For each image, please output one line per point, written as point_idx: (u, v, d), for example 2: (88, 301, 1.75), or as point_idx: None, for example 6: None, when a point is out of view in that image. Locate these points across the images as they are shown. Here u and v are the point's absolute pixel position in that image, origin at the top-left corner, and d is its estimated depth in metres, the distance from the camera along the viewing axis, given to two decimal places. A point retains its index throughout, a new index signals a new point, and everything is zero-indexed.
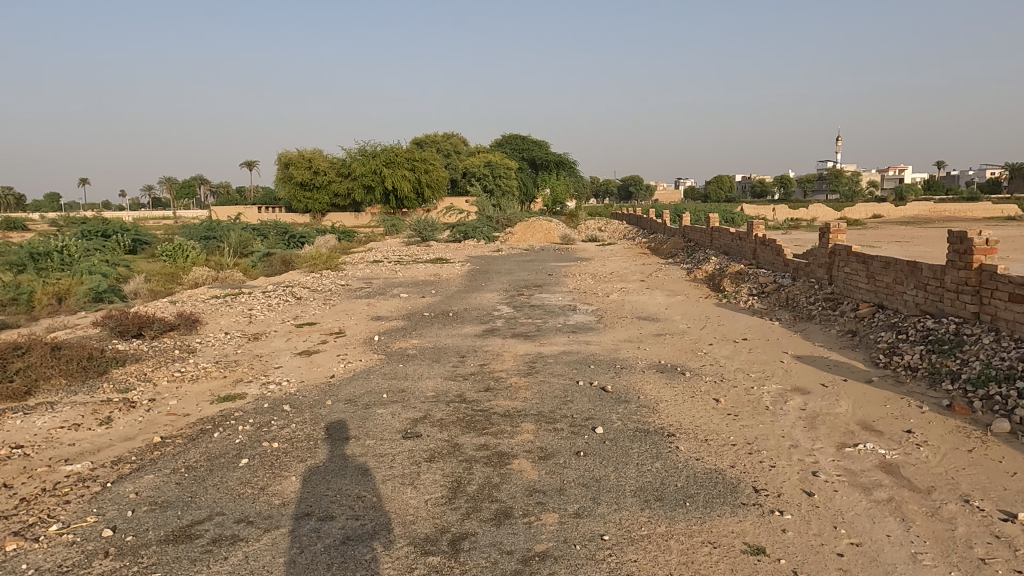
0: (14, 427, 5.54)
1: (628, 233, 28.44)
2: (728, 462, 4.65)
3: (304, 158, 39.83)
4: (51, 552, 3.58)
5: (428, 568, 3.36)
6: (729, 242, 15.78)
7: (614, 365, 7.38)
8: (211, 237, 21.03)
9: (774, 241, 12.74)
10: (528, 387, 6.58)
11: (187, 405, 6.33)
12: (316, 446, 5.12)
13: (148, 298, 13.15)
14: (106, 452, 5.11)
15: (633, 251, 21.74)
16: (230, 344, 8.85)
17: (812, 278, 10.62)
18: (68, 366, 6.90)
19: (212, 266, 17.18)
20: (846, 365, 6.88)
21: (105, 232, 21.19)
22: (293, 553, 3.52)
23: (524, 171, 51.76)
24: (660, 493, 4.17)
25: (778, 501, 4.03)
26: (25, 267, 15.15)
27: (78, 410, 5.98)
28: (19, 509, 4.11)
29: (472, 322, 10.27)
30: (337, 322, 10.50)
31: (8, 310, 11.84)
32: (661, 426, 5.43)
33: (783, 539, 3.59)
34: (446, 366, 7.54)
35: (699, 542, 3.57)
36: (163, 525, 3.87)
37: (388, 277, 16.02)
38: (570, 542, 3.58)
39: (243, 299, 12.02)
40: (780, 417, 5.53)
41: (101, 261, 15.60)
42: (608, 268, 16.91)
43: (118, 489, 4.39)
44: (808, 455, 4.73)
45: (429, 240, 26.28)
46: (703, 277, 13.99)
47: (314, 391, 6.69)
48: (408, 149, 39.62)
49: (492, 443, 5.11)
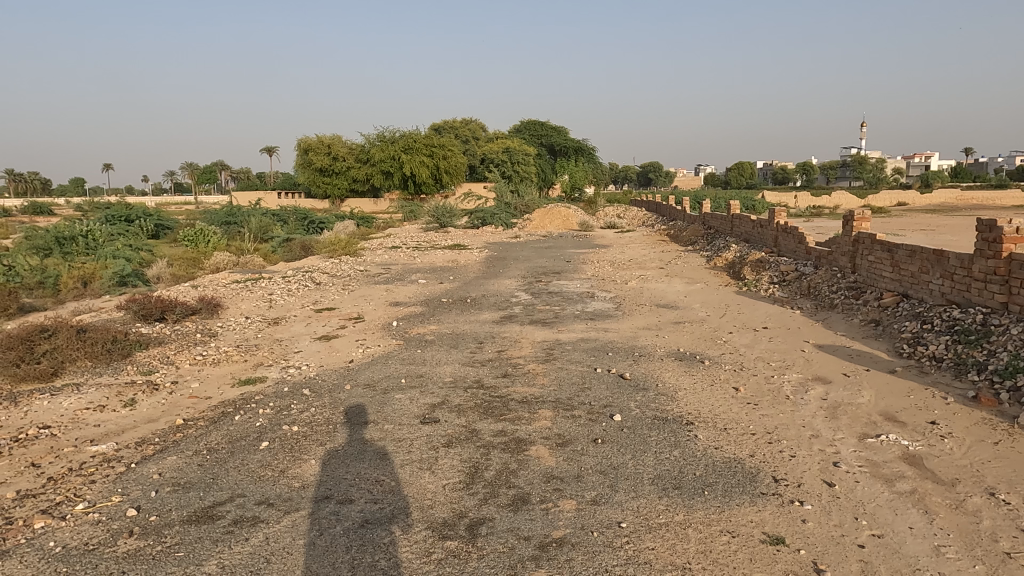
0: (42, 409, 5.67)
1: (648, 220, 28.30)
2: (748, 451, 4.61)
3: (323, 144, 39.86)
4: (77, 530, 3.66)
5: (445, 553, 3.37)
6: (750, 229, 15.60)
7: (633, 353, 7.34)
8: (232, 223, 21.21)
9: (796, 229, 12.58)
10: (546, 374, 6.60)
11: (209, 388, 6.42)
12: (336, 430, 5.17)
13: (171, 282, 13.30)
14: (131, 433, 5.20)
15: (652, 239, 21.52)
16: (251, 328, 8.96)
17: (834, 266, 10.46)
18: (93, 349, 7.00)
19: (233, 250, 17.37)
20: (868, 355, 6.78)
21: (129, 217, 21.47)
22: (312, 536, 3.56)
23: (543, 157, 51.62)
24: (678, 481, 4.15)
25: (797, 491, 3.99)
26: (51, 250, 15.44)
27: (103, 392, 6.10)
28: (47, 488, 4.20)
29: (490, 308, 10.30)
30: (356, 307, 10.58)
31: (35, 293, 12.09)
32: (679, 414, 5.40)
33: (803, 530, 3.56)
34: (463, 352, 7.55)
35: (718, 531, 3.55)
36: (186, 506, 3.93)
37: (405, 263, 16.03)
38: (588, 529, 3.58)
39: (264, 283, 12.12)
40: (800, 406, 5.48)
41: (125, 246, 15.82)
42: (626, 256, 16.83)
43: (142, 470, 4.46)
44: (828, 445, 4.68)
45: (447, 226, 26.38)
46: (723, 265, 13.85)
47: (333, 376, 6.74)
48: (427, 135, 39.50)
49: (509, 429, 5.12)
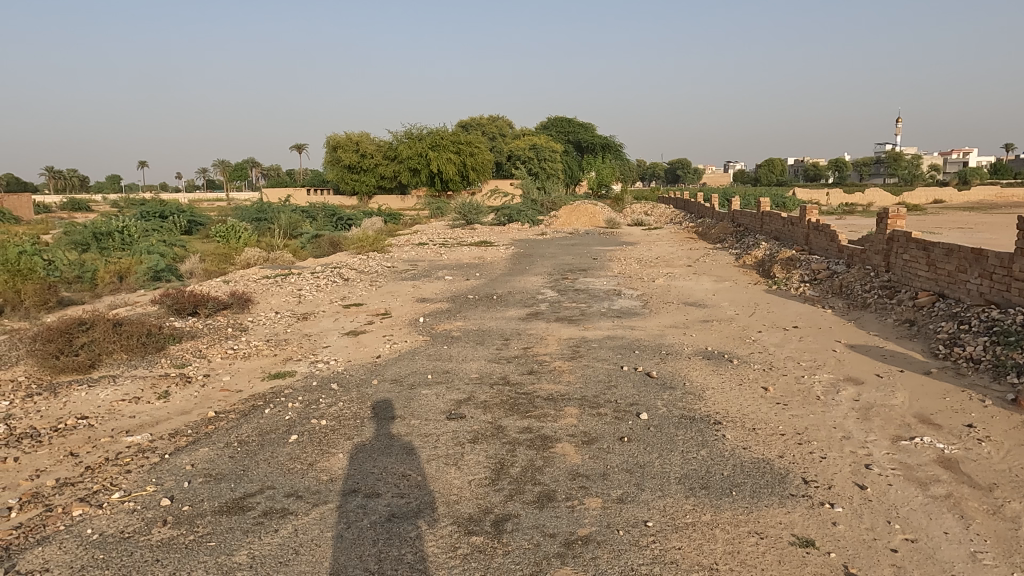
0: (80, 400, 5.83)
1: (675, 217, 28.04)
2: (777, 452, 4.55)
3: (351, 141, 40.27)
4: (114, 518, 3.75)
5: (471, 548, 3.39)
6: (780, 227, 15.34)
7: (660, 351, 7.28)
8: (262, 219, 21.54)
9: (828, 227, 12.34)
10: (572, 371, 6.59)
11: (240, 381, 6.54)
12: (363, 424, 5.23)
13: (203, 277, 13.55)
14: (165, 425, 5.32)
15: (680, 237, 21.30)
16: (281, 323, 9.10)
17: (867, 265, 10.24)
18: (129, 341, 7.16)
19: (264, 246, 17.65)
20: (902, 356, 6.64)
21: (163, 213, 21.91)
22: (340, 528, 3.60)
23: (570, 154, 51.43)
24: (706, 481, 4.11)
25: (828, 494, 3.92)
26: (89, 246, 15.87)
27: (139, 384, 6.25)
28: (85, 477, 4.32)
29: (516, 304, 10.31)
30: (384, 303, 10.67)
31: (74, 287, 12.41)
32: (707, 413, 5.35)
33: (833, 532, 3.50)
34: (489, 349, 7.58)
35: (745, 532, 3.51)
36: (218, 496, 4.01)
37: (432, 260, 16.10)
38: (614, 528, 3.56)
39: (294, 279, 12.29)
40: (832, 407, 5.38)
41: (159, 241, 16.19)
42: (653, 253, 16.70)
43: (176, 461, 4.56)
44: (860, 447, 4.59)
45: (473, 223, 26.48)
46: (752, 263, 13.66)
47: (360, 370, 6.82)
48: (454, 132, 39.65)
49: (535, 426, 5.12)
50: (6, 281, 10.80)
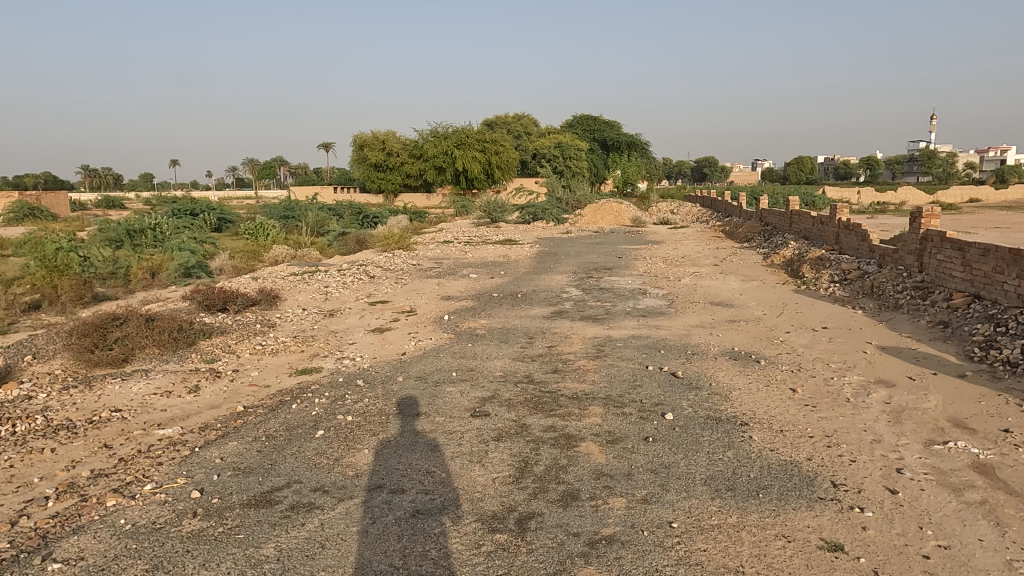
0: (114, 393, 5.97)
1: (702, 216, 27.75)
2: (805, 454, 4.48)
3: (378, 140, 40.57)
4: (146, 509, 3.83)
5: (495, 546, 3.39)
6: (810, 225, 15.10)
7: (686, 351, 7.21)
8: (290, 218, 21.82)
9: (859, 226, 12.10)
10: (597, 370, 6.56)
11: (268, 376, 6.64)
12: (388, 421, 5.27)
13: (232, 274, 13.77)
14: (195, 418, 5.42)
15: (707, 236, 21.05)
16: (308, 319, 9.21)
17: (900, 265, 10.03)
18: (160, 337, 7.31)
19: (291, 243, 17.88)
20: (936, 359, 6.48)
21: (194, 210, 22.28)
22: (365, 523, 3.64)
23: (595, 152, 51.18)
24: (732, 483, 4.07)
25: (858, 498, 3.85)
26: (122, 243, 16.23)
27: (170, 378, 6.38)
28: (118, 468, 4.42)
29: (540, 303, 10.29)
30: (409, 300, 10.74)
31: (108, 283, 12.69)
32: (734, 415, 5.29)
33: (863, 537, 3.44)
34: (514, 347, 7.58)
35: (772, 535, 3.46)
36: (246, 490, 4.07)
37: (457, 258, 16.14)
38: (638, 528, 3.55)
39: (321, 276, 12.43)
40: (862, 410, 5.28)
41: (190, 238, 16.48)
42: (679, 252, 16.55)
43: (206, 454, 4.64)
44: (891, 451, 4.50)
45: (498, 222, 26.50)
46: (780, 263, 13.45)
47: (386, 367, 6.86)
48: (479, 131, 39.71)
49: (559, 425, 5.11)
50: (43, 277, 11.19)
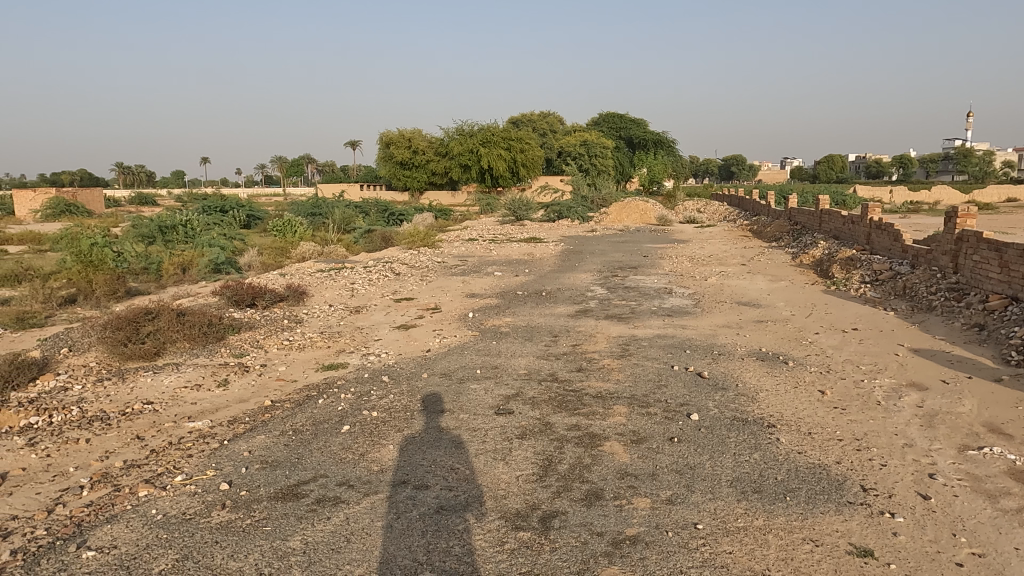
0: (146, 385, 6.10)
1: (729, 215, 27.45)
2: (834, 457, 4.41)
3: (404, 138, 40.83)
4: (176, 500, 3.91)
5: (518, 543, 3.40)
6: (840, 225, 14.83)
7: (712, 351, 7.13)
8: (317, 215, 22.09)
9: (891, 226, 11.85)
10: (621, 369, 6.52)
11: (295, 371, 6.72)
12: (412, 417, 5.30)
13: (260, 270, 13.97)
14: (224, 412, 5.52)
15: (734, 234, 20.81)
16: (334, 315, 9.31)
17: (933, 266, 9.81)
18: (191, 331, 7.44)
19: (319, 241, 18.09)
20: (970, 362, 6.33)
21: (224, 207, 22.63)
22: (390, 518, 3.67)
23: (621, 150, 50.91)
24: (758, 485, 4.02)
25: (888, 503, 3.78)
26: (155, 239, 16.55)
27: (200, 372, 6.50)
28: (150, 460, 4.52)
29: (565, 301, 10.27)
30: (434, 297, 10.79)
31: (140, 278, 12.95)
32: (760, 416, 5.22)
33: (893, 543, 3.37)
34: (538, 345, 7.59)
35: (800, 538, 3.41)
36: (274, 483, 4.13)
37: (481, 256, 16.17)
38: (662, 529, 3.52)
39: (347, 273, 12.55)
40: (893, 413, 5.18)
41: (219, 235, 16.75)
42: (705, 251, 16.38)
43: (234, 447, 4.72)
44: (923, 456, 4.40)
45: (523, 219, 26.50)
46: (810, 263, 13.24)
47: (410, 364, 6.91)
48: (504, 129, 39.76)
49: (583, 424, 5.09)
50: (79, 272, 11.46)
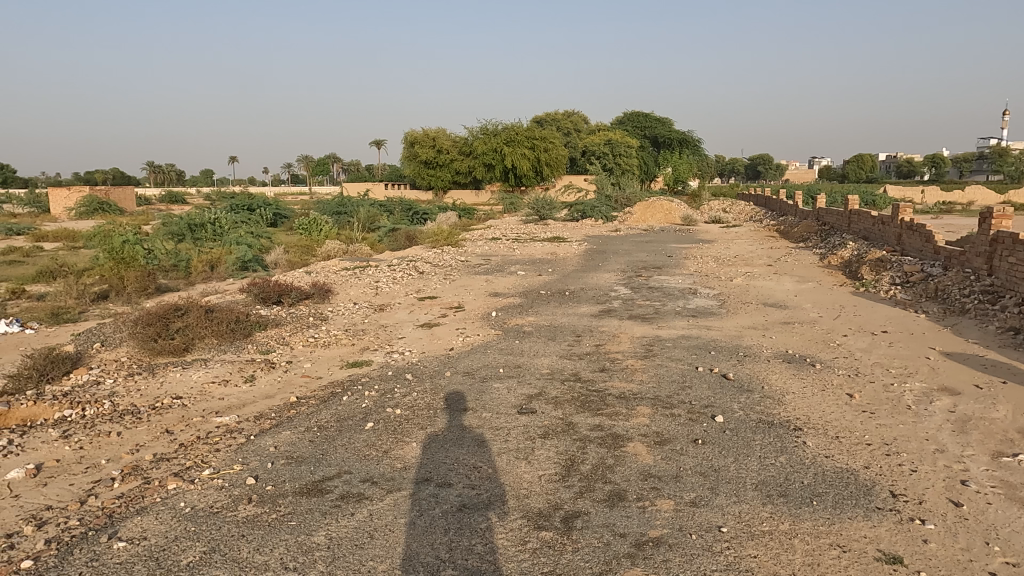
0: (175, 380, 6.22)
1: (756, 215, 27.12)
2: (862, 462, 4.33)
3: (428, 137, 41.06)
4: (204, 494, 3.98)
5: (540, 543, 3.39)
6: (870, 225, 14.56)
7: (737, 353, 7.05)
8: (343, 214, 22.31)
9: (923, 227, 11.61)
10: (645, 370, 6.49)
11: (320, 368, 6.80)
12: (435, 415, 5.33)
13: (287, 268, 14.13)
14: (251, 407, 5.60)
15: (760, 235, 20.55)
16: (359, 313, 9.39)
17: (967, 268, 9.59)
18: (219, 327, 7.56)
19: (344, 239, 18.26)
20: (1005, 367, 6.17)
21: (251, 206, 22.95)
22: (412, 516, 3.69)
23: (646, 150, 50.59)
24: (784, 489, 3.96)
25: (919, 509, 3.70)
26: (184, 236, 16.85)
27: (227, 368, 6.60)
28: (179, 453, 4.60)
29: (588, 301, 10.23)
30: (457, 296, 10.83)
31: (170, 274, 13.18)
32: (786, 419, 5.15)
33: (924, 550, 3.30)
34: (561, 344, 7.57)
35: (827, 544, 3.36)
36: (299, 478, 4.18)
37: (505, 255, 16.19)
38: (686, 531, 3.49)
39: (371, 271, 12.65)
40: (924, 418, 5.07)
41: (247, 233, 16.99)
42: (731, 251, 16.20)
43: (260, 442, 4.78)
44: (956, 462, 4.31)
45: (547, 219, 26.48)
46: (838, 264, 13.02)
47: (433, 362, 6.94)
48: (528, 128, 39.75)
49: (606, 424, 5.07)
50: (111, 269, 11.69)
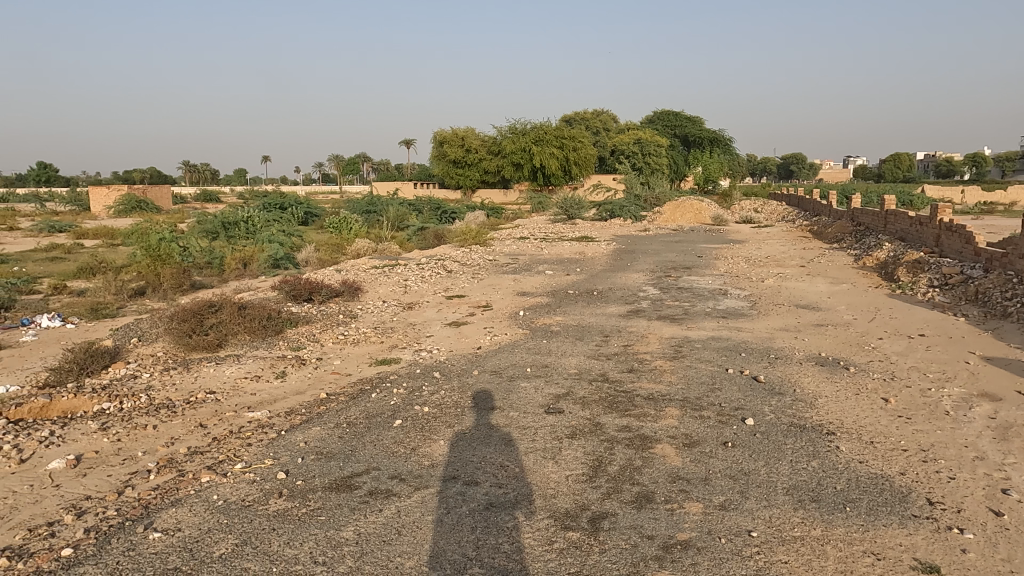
0: (209, 375, 6.35)
1: (789, 215, 26.68)
2: (898, 468, 4.23)
3: (457, 136, 41.24)
4: (236, 487, 4.05)
5: (567, 543, 3.38)
6: (908, 226, 14.21)
7: (769, 355, 6.94)
8: (372, 213, 22.51)
9: (963, 228, 11.29)
10: (674, 371, 6.43)
11: (349, 365, 6.87)
12: (463, 413, 5.35)
13: (317, 266, 14.32)
14: (282, 403, 5.69)
15: (793, 235, 20.19)
16: (388, 311, 9.47)
17: (1009, 270, 9.30)
18: (252, 324, 7.70)
19: (373, 237, 18.44)
20: None
21: (283, 205, 23.29)
22: (439, 513, 3.71)
23: (676, 149, 50.06)
24: (816, 494, 3.89)
25: (957, 518, 3.61)
26: (218, 234, 17.18)
27: (259, 364, 6.71)
28: (212, 447, 4.70)
29: (617, 301, 10.17)
30: (485, 295, 10.85)
31: (204, 271, 13.45)
32: (819, 423, 5.05)
33: (962, 560, 3.22)
34: (589, 344, 7.54)
35: (860, 551, 3.29)
36: (328, 474, 4.23)
37: (533, 254, 16.18)
38: (714, 535, 3.45)
39: (400, 270, 12.75)
40: (963, 424, 4.93)
41: (279, 231, 17.25)
42: (763, 252, 15.95)
43: (291, 437, 4.85)
44: (996, 470, 4.18)
45: (576, 218, 26.39)
46: (873, 265, 12.73)
47: (461, 361, 6.97)
48: (557, 127, 39.66)
49: (635, 425, 5.03)
50: (147, 265, 11.96)
